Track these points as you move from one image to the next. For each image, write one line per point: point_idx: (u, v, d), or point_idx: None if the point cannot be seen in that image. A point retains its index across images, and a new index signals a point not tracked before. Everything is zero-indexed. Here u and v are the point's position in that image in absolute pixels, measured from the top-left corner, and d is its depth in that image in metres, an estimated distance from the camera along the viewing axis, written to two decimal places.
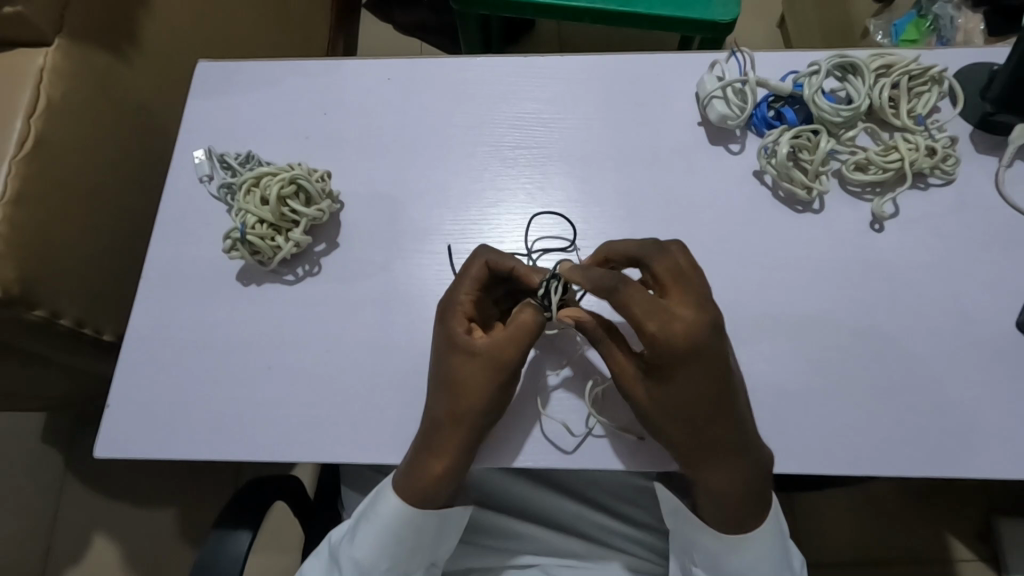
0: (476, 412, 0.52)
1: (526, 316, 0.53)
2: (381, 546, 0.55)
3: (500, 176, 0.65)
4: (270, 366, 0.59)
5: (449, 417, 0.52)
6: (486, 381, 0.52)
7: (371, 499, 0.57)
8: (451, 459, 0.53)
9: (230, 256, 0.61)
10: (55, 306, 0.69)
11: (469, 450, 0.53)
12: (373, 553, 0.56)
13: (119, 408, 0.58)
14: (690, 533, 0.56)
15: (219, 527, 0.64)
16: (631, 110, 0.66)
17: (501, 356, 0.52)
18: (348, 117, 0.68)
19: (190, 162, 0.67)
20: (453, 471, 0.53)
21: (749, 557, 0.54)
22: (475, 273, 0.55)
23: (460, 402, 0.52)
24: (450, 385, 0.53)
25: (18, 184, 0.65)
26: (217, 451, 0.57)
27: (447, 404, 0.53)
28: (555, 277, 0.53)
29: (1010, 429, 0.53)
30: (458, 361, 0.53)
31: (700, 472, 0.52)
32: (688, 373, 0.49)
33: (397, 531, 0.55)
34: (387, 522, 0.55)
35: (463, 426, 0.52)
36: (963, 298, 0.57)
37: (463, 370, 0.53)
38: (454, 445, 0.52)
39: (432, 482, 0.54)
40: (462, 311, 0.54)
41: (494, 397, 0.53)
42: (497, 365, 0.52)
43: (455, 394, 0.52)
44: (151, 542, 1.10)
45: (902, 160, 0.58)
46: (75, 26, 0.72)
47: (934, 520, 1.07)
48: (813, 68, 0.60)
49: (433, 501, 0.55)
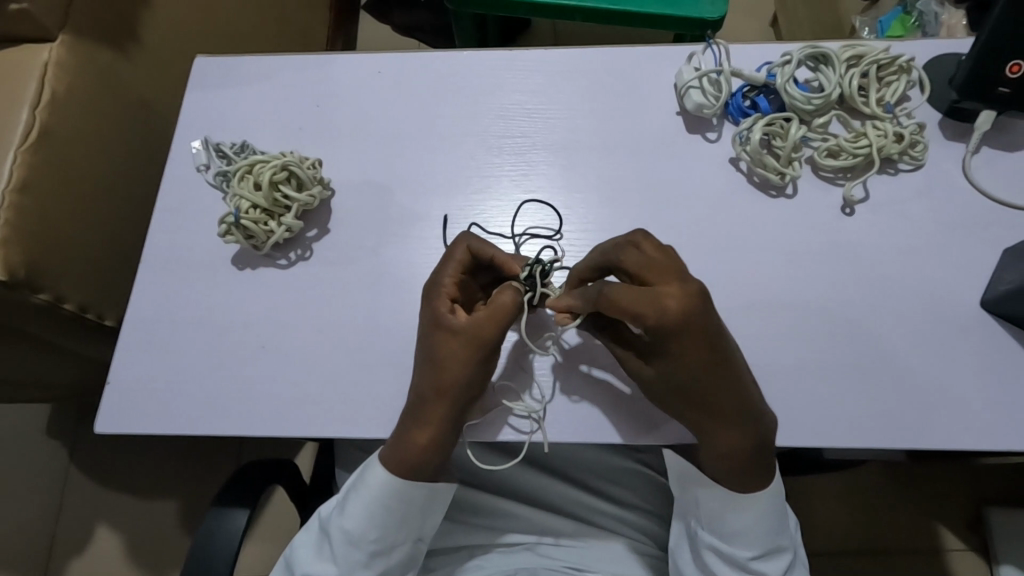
0: (460, 387, 0.54)
1: (506, 298, 0.55)
2: (368, 517, 0.58)
3: (485, 164, 0.67)
4: (264, 346, 0.61)
5: (434, 392, 0.54)
6: (469, 359, 0.54)
7: (360, 473, 0.60)
8: (436, 431, 0.55)
9: (226, 241, 0.63)
10: (59, 292, 0.72)
11: (454, 423, 0.56)
12: (361, 523, 0.58)
13: (120, 386, 0.61)
14: (696, 495, 0.58)
15: (216, 504, 0.67)
16: (613, 100, 0.68)
17: (483, 334, 0.54)
18: (340, 109, 0.70)
19: (188, 152, 0.69)
20: (437, 443, 0.56)
21: (754, 519, 0.56)
22: (459, 256, 0.57)
23: (444, 377, 0.54)
24: (434, 361, 0.55)
25: (23, 173, 0.68)
26: (213, 427, 0.59)
27: (433, 380, 0.54)
28: (535, 264, 0.57)
29: (975, 404, 0.55)
30: (441, 339, 0.55)
31: (717, 445, 0.53)
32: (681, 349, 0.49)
33: (385, 502, 0.57)
34: (373, 493, 0.57)
35: (448, 400, 0.54)
36: (931, 279, 0.59)
37: (447, 348, 0.54)
38: (438, 418, 0.55)
39: (419, 453, 0.56)
40: (446, 292, 0.56)
41: (476, 374, 0.55)
42: (480, 342, 0.54)
43: (440, 370, 0.54)
44: (153, 529, 1.12)
45: (871, 147, 0.61)
46: (78, 23, 0.75)
47: (924, 509, 1.09)
48: (786, 58, 0.62)
49: (421, 473, 0.57)
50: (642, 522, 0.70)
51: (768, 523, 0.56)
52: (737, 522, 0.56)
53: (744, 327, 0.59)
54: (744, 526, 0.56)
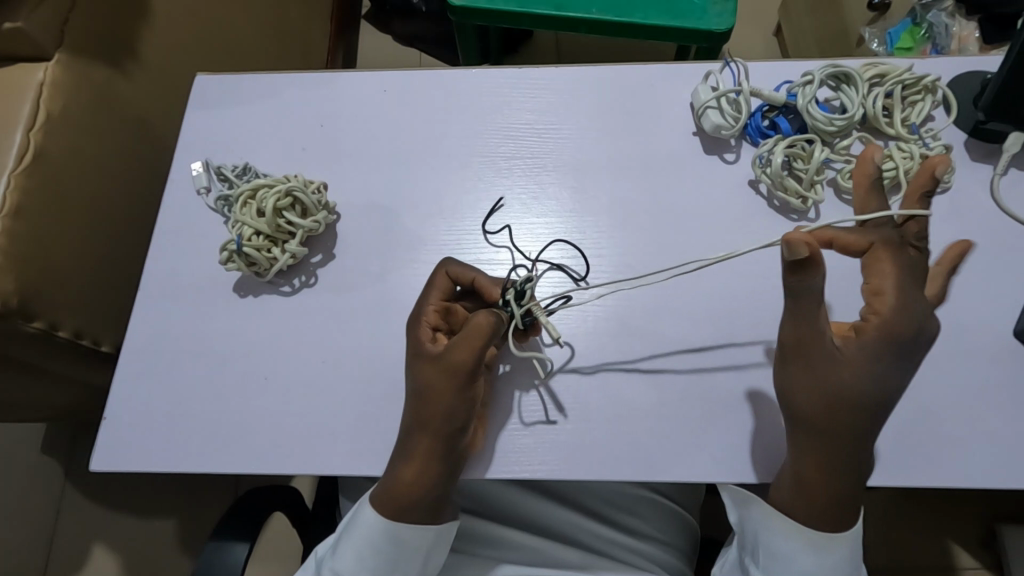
0: (442, 418, 0.52)
1: (481, 319, 0.52)
2: (359, 560, 0.55)
3: (494, 186, 0.65)
4: (267, 378, 0.59)
5: (419, 425, 0.53)
6: (448, 387, 0.52)
7: (351, 514, 0.57)
8: (418, 466, 0.52)
9: (227, 267, 0.61)
10: (54, 318, 0.69)
11: (443, 457, 0.52)
12: (355, 565, 0.56)
13: (115, 420, 0.58)
14: (758, 528, 0.54)
15: (215, 538, 0.64)
16: (626, 120, 0.66)
17: (457, 360, 0.52)
18: (346, 129, 0.68)
19: (188, 174, 0.67)
20: (422, 479, 0.53)
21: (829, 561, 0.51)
22: (439, 283, 0.56)
23: (422, 408, 0.53)
24: (414, 391, 0.53)
25: (17, 197, 0.66)
26: (213, 463, 0.56)
27: (416, 412, 0.53)
28: (512, 286, 0.55)
29: (1008, 438, 0.53)
30: (420, 368, 0.54)
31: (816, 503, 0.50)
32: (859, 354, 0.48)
33: (375, 544, 0.55)
34: (362, 535, 0.55)
35: (433, 433, 0.52)
36: (961, 307, 0.57)
37: (427, 378, 0.53)
38: (425, 452, 0.52)
39: (409, 490, 0.53)
40: (427, 320, 0.55)
41: (455, 403, 0.52)
42: (459, 369, 0.52)
43: (422, 402, 0.53)
44: (150, 553, 1.09)
45: (897, 169, 0.58)
46: (75, 41, 0.73)
47: (940, 529, 1.06)
48: (807, 78, 0.60)
49: (417, 511, 0.54)
50: (654, 550, 0.68)
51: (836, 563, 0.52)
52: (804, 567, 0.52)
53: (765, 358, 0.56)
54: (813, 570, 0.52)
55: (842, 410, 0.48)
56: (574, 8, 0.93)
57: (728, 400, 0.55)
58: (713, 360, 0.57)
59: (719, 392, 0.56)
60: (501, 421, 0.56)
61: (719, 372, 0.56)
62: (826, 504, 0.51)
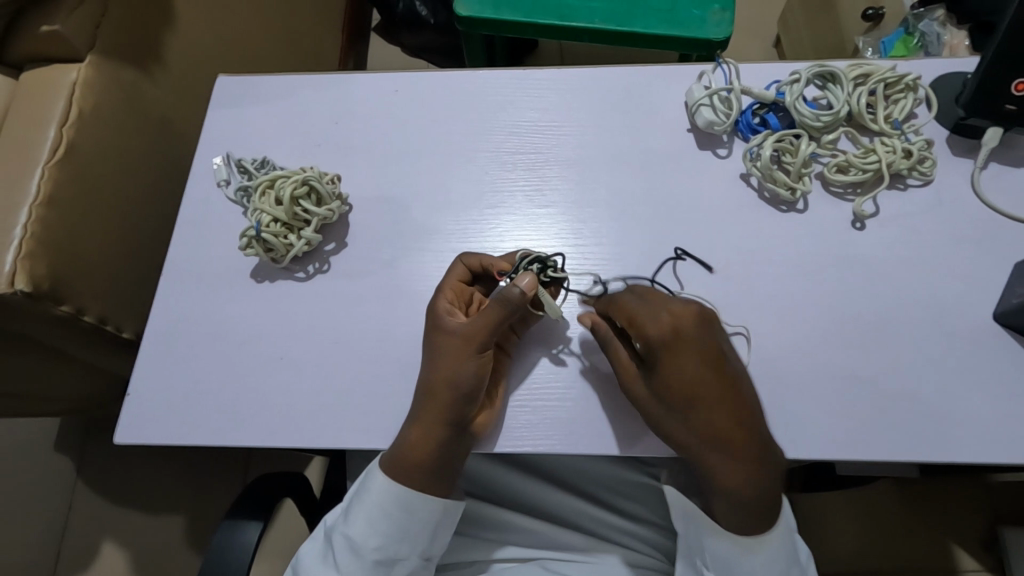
0: (448, 387, 0.55)
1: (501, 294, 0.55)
2: (372, 524, 0.58)
3: (498, 180, 0.68)
4: (283, 357, 0.62)
5: (427, 392, 0.56)
6: (461, 360, 0.55)
7: (363, 480, 0.60)
8: (427, 434, 0.55)
9: (246, 254, 0.64)
10: (80, 303, 0.72)
11: (447, 429, 0.55)
12: (366, 529, 0.58)
13: (138, 397, 0.61)
14: (700, 536, 0.58)
15: (228, 518, 0.66)
16: (623, 117, 0.70)
17: (475, 335, 0.55)
18: (359, 126, 0.72)
19: (209, 169, 0.71)
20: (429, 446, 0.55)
21: (760, 561, 0.56)
22: (459, 270, 0.60)
23: (433, 378, 0.55)
24: (430, 362, 0.57)
25: (50, 187, 0.69)
26: (231, 437, 0.59)
27: (428, 380, 0.56)
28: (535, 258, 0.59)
29: (989, 417, 0.56)
30: (436, 341, 0.57)
31: (752, 504, 0.54)
32: (681, 359, 0.53)
33: (388, 508, 0.58)
34: (375, 496, 0.58)
35: (439, 399, 0.55)
36: (943, 293, 0.60)
37: (443, 350, 0.56)
38: (428, 420, 0.55)
39: (415, 456, 0.56)
40: (447, 296, 0.59)
41: (471, 373, 0.55)
42: (473, 343, 0.55)
43: (435, 374, 0.56)
44: (160, 544, 1.12)
45: (881, 162, 0.62)
46: (105, 44, 0.77)
47: (938, 528, 1.07)
48: (794, 77, 0.64)
49: (421, 476, 0.57)
50: (655, 537, 0.69)
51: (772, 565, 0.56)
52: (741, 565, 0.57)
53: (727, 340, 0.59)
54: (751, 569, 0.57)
55: (673, 422, 0.53)
56: (578, 16, 0.97)
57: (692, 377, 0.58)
58: None
59: None
60: (512, 401, 0.59)
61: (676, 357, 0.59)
62: (757, 507, 0.54)
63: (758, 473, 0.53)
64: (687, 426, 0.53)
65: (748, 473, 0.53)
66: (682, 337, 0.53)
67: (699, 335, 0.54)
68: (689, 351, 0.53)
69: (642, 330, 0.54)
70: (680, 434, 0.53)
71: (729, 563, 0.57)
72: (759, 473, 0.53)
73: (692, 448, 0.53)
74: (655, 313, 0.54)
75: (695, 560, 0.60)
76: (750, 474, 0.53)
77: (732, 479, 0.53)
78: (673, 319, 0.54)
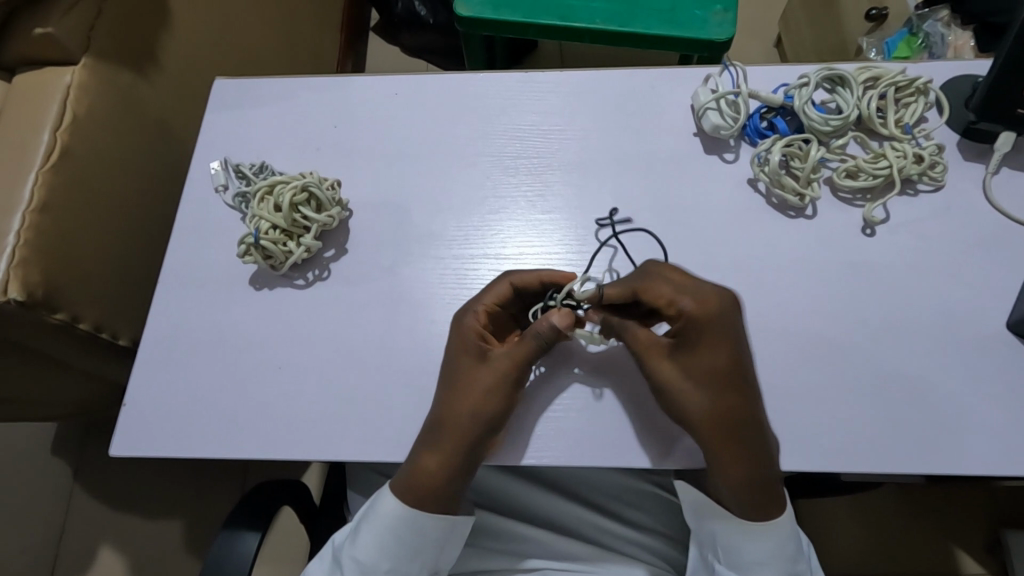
0: (477, 415, 0.54)
1: (542, 325, 0.55)
2: (381, 545, 0.56)
3: (502, 185, 0.67)
4: (282, 366, 0.61)
5: (451, 416, 0.54)
6: (492, 389, 0.54)
7: (370, 502, 0.59)
8: (448, 460, 0.54)
9: (245, 261, 0.63)
10: (75, 310, 0.71)
11: (468, 456, 0.54)
12: (374, 550, 0.57)
13: (135, 407, 0.60)
14: (710, 527, 0.57)
15: (227, 528, 0.65)
16: (628, 121, 0.69)
17: (508, 364, 0.55)
18: (359, 130, 0.71)
19: (207, 174, 0.70)
20: (448, 472, 0.54)
21: (769, 547, 0.55)
22: (495, 289, 0.58)
23: (460, 404, 0.54)
24: (456, 385, 0.55)
25: (44, 192, 0.68)
26: (229, 448, 0.58)
27: (452, 402, 0.55)
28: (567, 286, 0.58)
29: (1002, 427, 0.55)
30: (466, 364, 0.56)
31: (751, 495, 0.52)
32: (713, 342, 0.53)
33: (396, 528, 0.56)
34: (384, 520, 0.56)
35: (464, 425, 0.54)
36: (954, 300, 0.59)
37: (473, 375, 0.55)
38: (451, 445, 0.54)
39: (431, 479, 0.55)
40: (478, 318, 0.57)
41: (503, 403, 0.55)
42: (508, 371, 0.55)
43: (462, 399, 0.54)
44: (157, 551, 1.10)
45: (891, 168, 0.61)
46: (100, 47, 0.76)
47: (943, 533, 1.07)
48: (803, 80, 0.63)
49: (435, 501, 0.56)
50: (660, 546, 0.68)
51: (784, 550, 0.55)
52: (750, 553, 0.55)
53: None
54: (761, 557, 0.55)
55: (691, 393, 0.52)
56: (579, 17, 0.95)
57: None
58: None
59: None
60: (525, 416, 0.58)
61: None
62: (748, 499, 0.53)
63: (762, 464, 0.52)
64: (705, 399, 0.52)
65: (752, 462, 0.51)
66: (721, 316, 0.53)
67: (733, 319, 0.53)
68: (723, 332, 0.53)
69: (680, 308, 0.54)
70: (691, 409, 0.52)
71: (736, 551, 0.56)
72: (762, 460, 0.52)
73: (705, 423, 0.52)
74: (694, 290, 0.54)
75: (708, 555, 0.59)
76: (753, 460, 0.51)
77: (738, 467, 0.52)
78: (713, 298, 0.53)
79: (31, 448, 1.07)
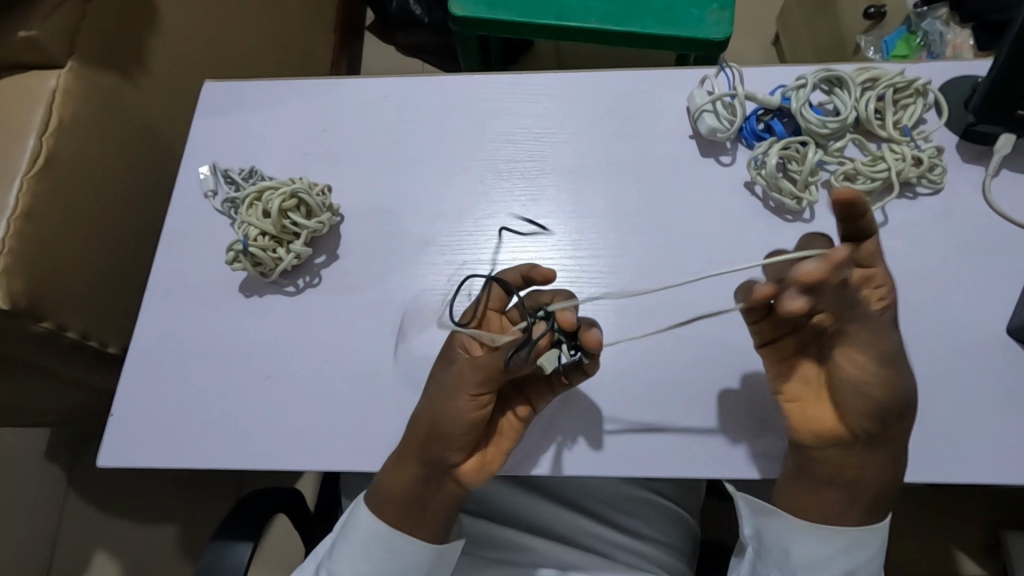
0: (433, 426, 0.52)
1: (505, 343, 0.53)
2: (359, 558, 0.56)
3: (496, 189, 0.66)
4: (272, 376, 0.60)
5: (414, 423, 0.54)
6: (453, 400, 0.52)
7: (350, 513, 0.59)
8: (403, 470, 0.54)
9: (233, 268, 0.62)
10: (61, 319, 0.70)
11: (426, 469, 0.54)
12: (354, 564, 0.56)
13: (122, 417, 0.59)
14: (779, 535, 0.57)
15: (217, 539, 0.64)
16: (622, 123, 0.68)
17: (467, 379, 0.52)
18: (350, 134, 0.70)
19: (194, 180, 0.68)
20: (401, 483, 0.54)
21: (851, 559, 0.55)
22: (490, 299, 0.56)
23: (424, 409, 0.53)
24: (428, 389, 0.55)
25: (28, 200, 0.67)
26: (217, 459, 0.57)
27: (422, 409, 0.54)
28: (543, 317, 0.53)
29: (1004, 434, 0.54)
30: (441, 368, 0.55)
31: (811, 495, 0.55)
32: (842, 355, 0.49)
33: (369, 545, 0.56)
34: (361, 535, 0.56)
35: (422, 435, 0.53)
36: (953, 305, 0.58)
37: (441, 380, 0.54)
38: (406, 456, 0.54)
39: (389, 485, 0.55)
40: (469, 326, 0.56)
41: (458, 421, 0.52)
42: (466, 385, 0.52)
43: (427, 404, 0.54)
44: (151, 557, 1.09)
45: (889, 170, 0.60)
46: (86, 50, 0.75)
47: (942, 534, 1.06)
48: (800, 82, 0.62)
49: (390, 508, 0.56)
50: (655, 552, 0.68)
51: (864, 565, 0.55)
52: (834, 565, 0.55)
53: (695, 349, 0.58)
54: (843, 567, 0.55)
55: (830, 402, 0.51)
56: (573, 16, 0.94)
57: (686, 387, 0.57)
58: (707, 358, 0.58)
59: (677, 385, 0.57)
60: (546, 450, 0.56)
61: (664, 370, 0.58)
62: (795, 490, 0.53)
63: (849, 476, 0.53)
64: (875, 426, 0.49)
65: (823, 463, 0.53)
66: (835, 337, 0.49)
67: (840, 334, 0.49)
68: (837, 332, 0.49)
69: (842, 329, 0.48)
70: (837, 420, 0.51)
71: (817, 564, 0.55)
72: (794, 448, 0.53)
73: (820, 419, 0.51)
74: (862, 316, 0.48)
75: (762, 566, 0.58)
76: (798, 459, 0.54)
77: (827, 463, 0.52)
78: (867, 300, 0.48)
79: (23, 455, 1.07)
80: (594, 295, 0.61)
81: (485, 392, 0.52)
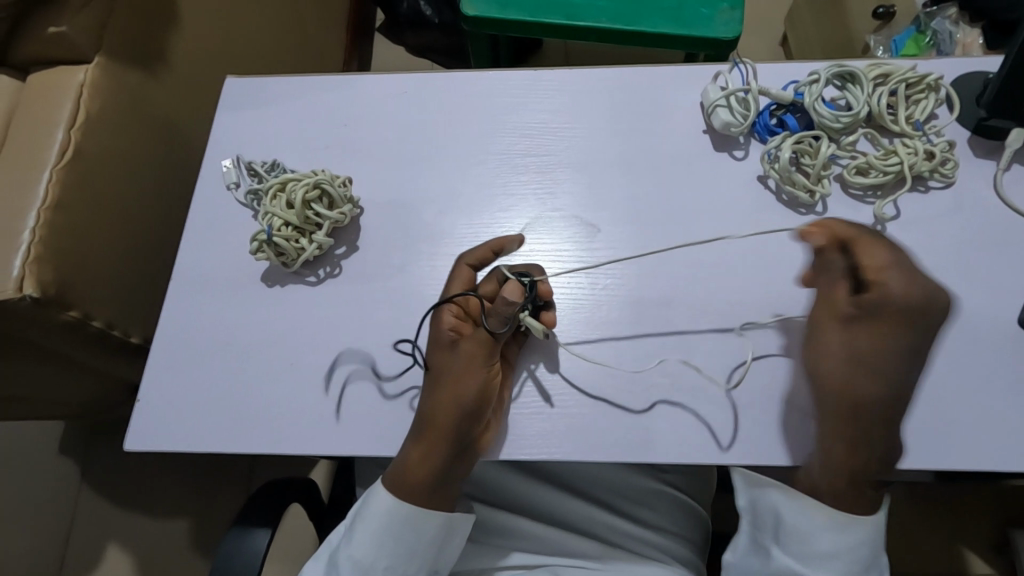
0: (456, 404, 0.54)
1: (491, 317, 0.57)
2: (378, 544, 0.57)
3: (510, 183, 0.67)
4: (294, 364, 0.61)
5: (430, 412, 0.55)
6: (473, 373, 0.55)
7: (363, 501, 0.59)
8: (430, 450, 0.55)
9: (257, 257, 0.63)
10: (87, 308, 0.72)
11: (453, 444, 0.55)
12: (371, 549, 0.57)
13: (148, 403, 0.61)
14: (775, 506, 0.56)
15: (236, 526, 0.65)
16: (637, 118, 0.69)
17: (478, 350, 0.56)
18: (369, 128, 0.71)
19: (217, 172, 0.70)
20: (430, 463, 0.55)
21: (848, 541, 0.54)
22: (464, 277, 0.60)
23: (438, 394, 0.55)
24: (433, 377, 0.56)
25: (57, 190, 0.69)
26: (240, 444, 0.58)
27: (434, 395, 0.55)
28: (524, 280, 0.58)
29: (1016, 424, 0.55)
30: (441, 356, 0.57)
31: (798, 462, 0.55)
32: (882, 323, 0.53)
33: (393, 527, 0.57)
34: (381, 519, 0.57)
35: (445, 418, 0.54)
36: (965, 297, 0.59)
37: (449, 365, 0.56)
38: (434, 437, 0.54)
39: (416, 469, 0.55)
40: (450, 312, 0.58)
41: (477, 388, 0.55)
42: (478, 356, 0.56)
43: (438, 389, 0.56)
44: (165, 549, 1.11)
45: (902, 164, 0.61)
46: (112, 46, 0.76)
47: (951, 532, 1.06)
48: (813, 77, 0.63)
49: (420, 494, 0.57)
50: (667, 543, 0.69)
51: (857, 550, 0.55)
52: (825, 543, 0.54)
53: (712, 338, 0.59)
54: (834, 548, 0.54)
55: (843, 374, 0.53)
56: (584, 15, 0.95)
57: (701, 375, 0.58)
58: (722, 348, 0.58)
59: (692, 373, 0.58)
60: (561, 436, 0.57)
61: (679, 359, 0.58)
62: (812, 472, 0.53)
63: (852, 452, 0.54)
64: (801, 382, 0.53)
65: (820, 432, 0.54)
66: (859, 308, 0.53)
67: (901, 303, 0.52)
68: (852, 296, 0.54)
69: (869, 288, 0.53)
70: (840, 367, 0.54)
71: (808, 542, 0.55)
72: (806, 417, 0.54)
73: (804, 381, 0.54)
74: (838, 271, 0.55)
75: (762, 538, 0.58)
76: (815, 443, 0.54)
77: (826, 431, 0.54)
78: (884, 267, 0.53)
79: None
80: (608, 286, 0.62)
81: (494, 359, 0.57)
